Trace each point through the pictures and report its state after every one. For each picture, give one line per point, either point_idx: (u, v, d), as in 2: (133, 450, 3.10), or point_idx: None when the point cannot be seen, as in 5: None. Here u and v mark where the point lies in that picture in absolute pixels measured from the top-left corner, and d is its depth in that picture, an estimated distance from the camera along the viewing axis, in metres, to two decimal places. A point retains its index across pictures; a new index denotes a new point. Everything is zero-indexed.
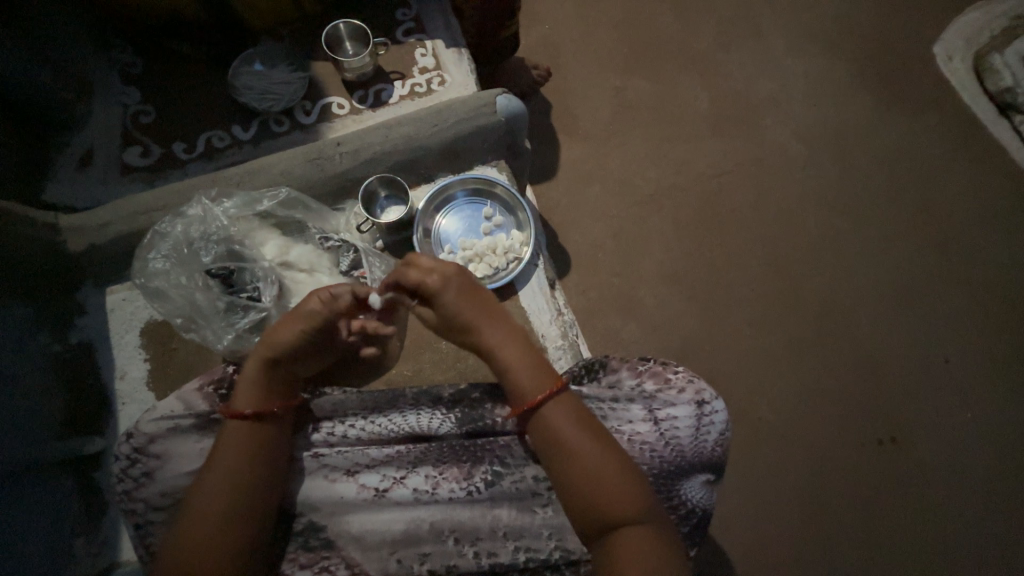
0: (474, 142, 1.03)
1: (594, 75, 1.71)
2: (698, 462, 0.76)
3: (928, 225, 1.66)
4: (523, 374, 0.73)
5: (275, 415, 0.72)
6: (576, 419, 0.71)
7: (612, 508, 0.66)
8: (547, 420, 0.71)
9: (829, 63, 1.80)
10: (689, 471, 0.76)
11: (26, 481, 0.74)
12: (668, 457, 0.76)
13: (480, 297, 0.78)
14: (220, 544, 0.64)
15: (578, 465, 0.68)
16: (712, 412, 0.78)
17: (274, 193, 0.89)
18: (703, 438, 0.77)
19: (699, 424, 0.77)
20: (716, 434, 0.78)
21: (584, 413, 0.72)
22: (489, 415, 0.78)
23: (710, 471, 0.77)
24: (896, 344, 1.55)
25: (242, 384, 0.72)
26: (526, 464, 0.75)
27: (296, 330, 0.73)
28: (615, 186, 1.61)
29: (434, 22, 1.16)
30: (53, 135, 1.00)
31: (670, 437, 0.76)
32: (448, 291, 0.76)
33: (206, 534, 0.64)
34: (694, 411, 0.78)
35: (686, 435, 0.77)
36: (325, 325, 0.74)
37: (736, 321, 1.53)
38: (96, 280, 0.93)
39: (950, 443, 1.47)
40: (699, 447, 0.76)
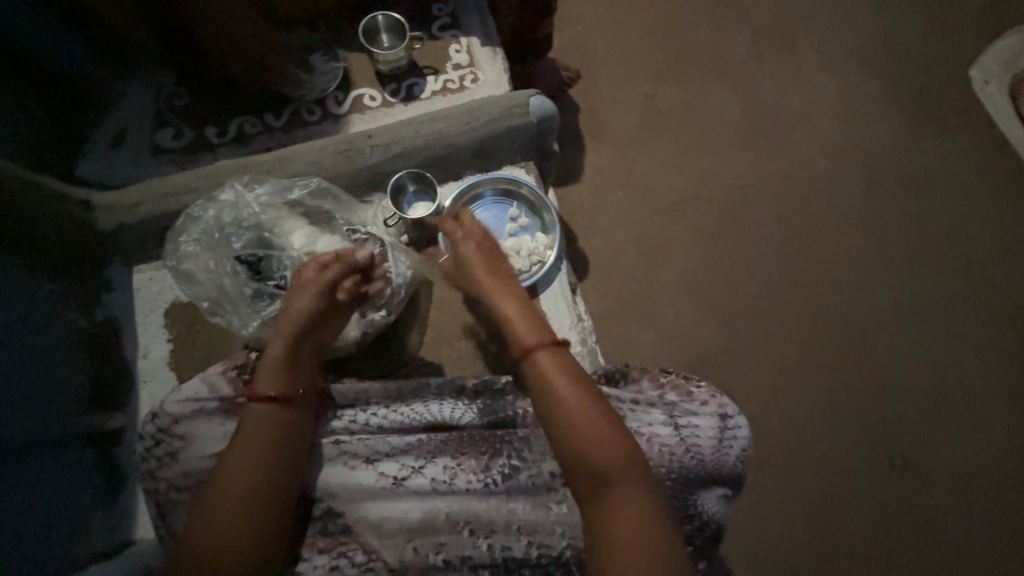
0: (504, 142, 1.02)
1: (623, 80, 1.70)
2: (717, 474, 0.73)
3: (954, 250, 1.63)
4: (521, 324, 0.78)
5: (300, 397, 0.73)
6: (565, 371, 0.72)
7: (595, 460, 0.65)
8: (538, 368, 0.73)
9: (862, 80, 1.78)
10: (708, 482, 0.73)
11: (49, 453, 0.76)
12: (686, 464, 0.72)
13: (501, 273, 0.85)
14: (239, 521, 0.64)
15: (582, 439, 0.66)
16: (735, 427, 0.76)
17: (304, 182, 0.88)
18: (724, 450, 0.74)
19: (721, 438, 0.75)
20: (738, 450, 0.75)
21: (575, 369, 0.73)
22: (510, 407, 0.80)
23: (728, 485, 0.74)
24: (915, 368, 1.53)
25: (262, 367, 0.73)
26: (544, 459, 0.75)
27: (306, 300, 0.75)
28: (638, 192, 1.60)
29: (470, 20, 1.16)
30: (90, 113, 1.02)
31: (690, 443, 0.73)
32: (474, 266, 0.85)
33: (229, 517, 0.64)
34: (716, 423, 0.75)
35: (707, 445, 0.74)
36: (329, 284, 0.77)
37: (752, 335, 1.51)
38: (124, 259, 0.94)
39: (964, 472, 1.45)
40: (720, 458, 0.73)
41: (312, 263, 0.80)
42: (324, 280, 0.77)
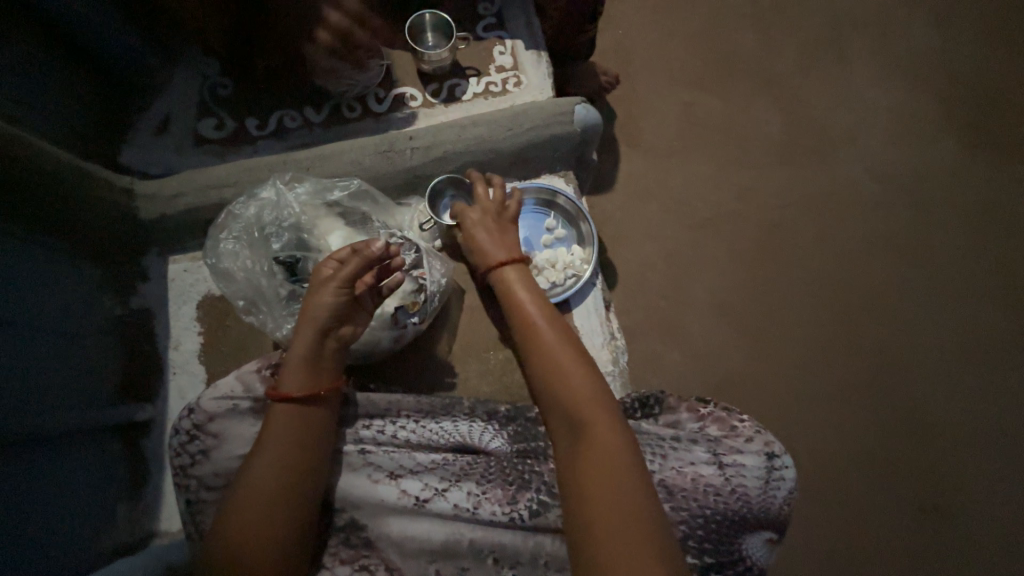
0: (546, 151, 0.99)
1: (664, 87, 1.65)
2: (763, 517, 0.70)
3: (1003, 284, 1.55)
4: (492, 248, 0.83)
5: (324, 396, 0.71)
6: (529, 290, 0.79)
7: (553, 369, 0.72)
8: (507, 287, 0.80)
9: (915, 99, 1.69)
10: (753, 525, 0.70)
11: (77, 442, 0.76)
12: (732, 506, 0.70)
13: (508, 239, 0.85)
14: (264, 533, 0.63)
15: (566, 395, 0.70)
16: (783, 468, 0.73)
17: (345, 183, 0.86)
18: (772, 493, 0.71)
19: (769, 479, 0.71)
20: (785, 492, 0.72)
21: (536, 288, 0.80)
22: (541, 437, 0.78)
23: (773, 529, 0.72)
24: (953, 406, 1.46)
25: (288, 365, 0.71)
26: None
27: (327, 299, 0.72)
28: (673, 205, 1.55)
29: (516, 20, 1.12)
30: (135, 100, 1.01)
31: (736, 484, 0.70)
32: (481, 233, 0.84)
33: (255, 525, 0.63)
34: (763, 463, 0.72)
35: (753, 487, 0.71)
36: (351, 279, 0.72)
37: (783, 360, 1.46)
38: (161, 249, 0.94)
39: (999, 519, 1.38)
40: (768, 501, 0.70)
41: (331, 259, 0.74)
42: (344, 276, 0.72)
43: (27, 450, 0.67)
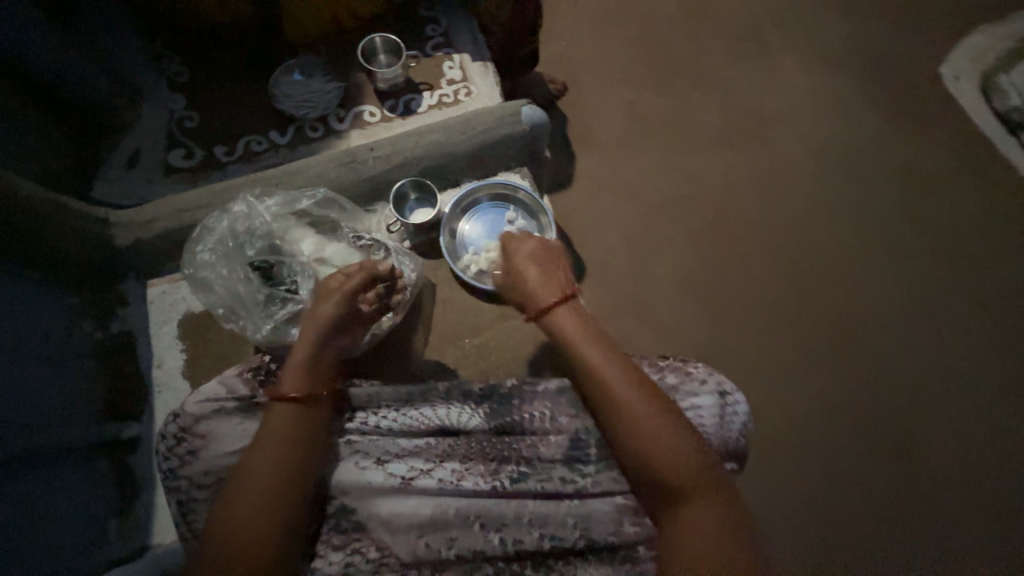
0: (499, 150, 1.07)
1: (608, 89, 1.77)
2: (723, 451, 0.76)
3: (938, 237, 1.68)
4: (541, 288, 0.79)
5: (321, 398, 0.75)
6: (587, 331, 0.76)
7: (629, 417, 0.69)
8: (563, 330, 0.77)
9: (836, 80, 1.86)
10: (715, 460, 0.76)
11: (66, 461, 0.78)
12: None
13: (556, 276, 0.81)
14: (262, 522, 0.66)
15: (647, 451, 0.67)
16: (736, 403, 0.78)
17: (312, 193, 0.92)
18: (727, 427, 0.76)
19: (723, 414, 0.77)
20: (740, 424, 0.77)
21: (593, 329, 0.76)
22: (517, 412, 0.80)
23: (735, 459, 0.77)
24: (911, 353, 1.54)
25: (287, 369, 0.75)
26: (553, 466, 0.77)
27: (329, 305, 0.77)
28: (629, 195, 1.66)
29: (462, 38, 1.23)
30: (103, 138, 1.05)
31: (694, 426, 0.76)
32: (531, 270, 0.81)
33: (249, 514, 0.66)
34: (716, 401, 0.77)
35: (710, 424, 0.76)
36: (351, 289, 0.80)
37: (747, 329, 1.55)
38: (139, 273, 0.98)
39: (970, 455, 1.44)
40: (725, 436, 0.75)
41: (337, 273, 0.82)
42: (346, 287, 0.79)
43: (18, 468, 0.69)
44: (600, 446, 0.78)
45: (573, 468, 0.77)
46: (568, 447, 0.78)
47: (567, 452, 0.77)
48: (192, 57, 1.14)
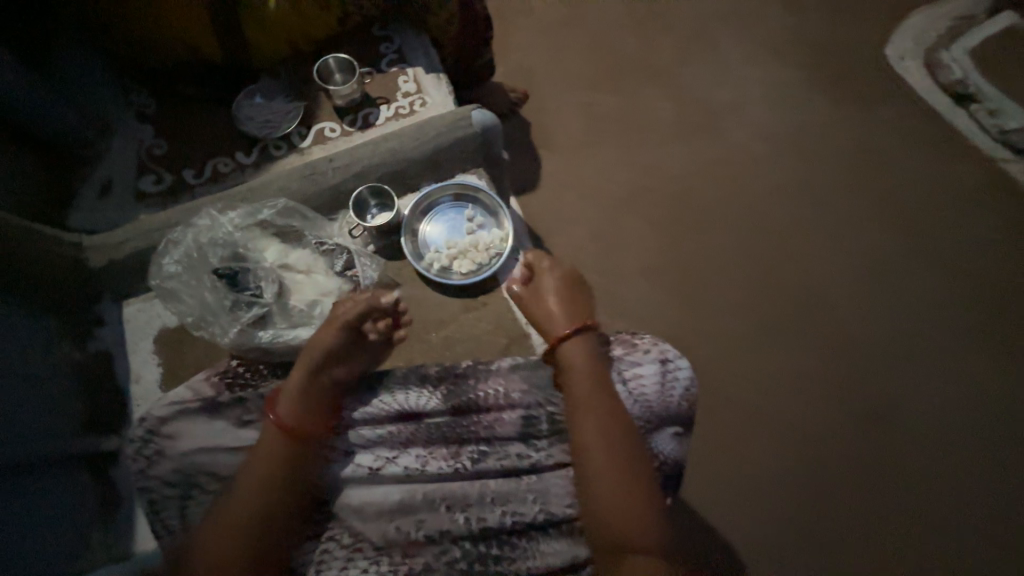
0: (453, 153, 1.13)
1: (567, 94, 1.85)
2: (666, 415, 0.80)
3: (896, 209, 1.73)
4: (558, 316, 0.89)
5: (315, 420, 0.80)
6: (586, 358, 0.82)
7: (589, 436, 0.76)
8: (565, 353, 0.83)
9: (784, 69, 1.94)
10: (660, 424, 0.81)
11: (45, 472, 0.81)
12: (638, 413, 0.81)
13: (574, 310, 0.89)
14: (246, 530, 0.70)
15: (595, 471, 0.74)
16: (676, 368, 0.84)
17: (272, 204, 0.97)
18: (669, 391, 0.82)
19: (665, 379, 0.83)
20: (681, 388, 0.83)
21: (592, 358, 0.82)
22: (473, 390, 0.83)
23: (678, 422, 0.82)
24: (879, 323, 1.58)
25: (284, 390, 0.81)
26: (510, 443, 0.80)
27: (329, 334, 0.85)
28: (592, 192, 1.72)
29: (414, 52, 1.28)
30: (76, 170, 1.11)
31: (636, 391, 0.81)
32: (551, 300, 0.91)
33: (235, 527, 0.70)
34: (658, 367, 0.83)
35: (651, 389, 0.81)
36: (348, 321, 0.88)
37: (717, 311, 1.59)
38: (114, 293, 1.01)
39: (943, 418, 1.47)
40: (667, 400, 0.80)
41: (345, 300, 0.91)
42: (345, 317, 0.88)
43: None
44: (553, 420, 0.81)
45: (528, 443, 0.80)
46: (522, 424, 0.80)
47: (522, 429, 0.80)
48: (159, 89, 1.21)
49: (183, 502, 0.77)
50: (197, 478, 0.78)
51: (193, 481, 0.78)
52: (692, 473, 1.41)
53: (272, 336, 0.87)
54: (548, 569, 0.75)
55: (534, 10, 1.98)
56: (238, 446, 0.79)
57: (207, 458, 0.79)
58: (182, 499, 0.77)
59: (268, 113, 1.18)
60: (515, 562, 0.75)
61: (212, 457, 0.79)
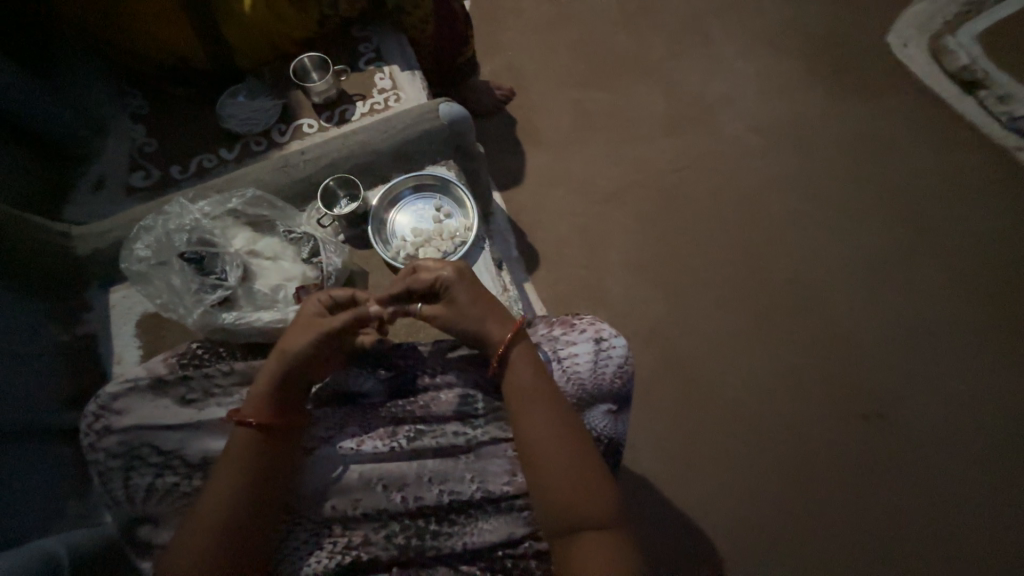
0: (422, 145, 1.15)
1: (554, 91, 1.87)
2: (598, 393, 0.83)
3: (897, 201, 1.66)
4: (489, 323, 0.81)
5: (275, 427, 0.75)
6: (531, 363, 0.80)
7: (544, 448, 0.74)
8: (511, 359, 0.80)
9: (780, 59, 1.89)
10: (592, 401, 0.83)
11: (33, 442, 0.89)
12: (570, 392, 0.83)
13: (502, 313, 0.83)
14: (207, 541, 0.69)
15: (551, 480, 0.73)
16: (611, 347, 0.84)
17: (241, 193, 1.03)
18: (602, 369, 0.83)
19: (598, 358, 0.83)
20: (615, 366, 0.83)
21: (538, 361, 0.81)
22: (411, 372, 0.84)
23: (612, 401, 0.84)
24: (875, 318, 1.52)
25: (252, 394, 0.76)
26: (446, 422, 0.81)
27: (302, 342, 0.77)
28: (578, 187, 1.72)
29: (391, 50, 1.33)
30: (75, 167, 1.19)
31: (570, 370, 0.83)
32: (472, 310, 0.81)
33: (200, 542, 0.69)
34: (592, 347, 0.84)
35: (585, 368, 0.83)
36: (327, 331, 0.78)
37: (704, 305, 1.55)
38: (102, 282, 1.08)
39: (943, 418, 1.40)
40: (599, 378, 0.82)
41: (326, 305, 0.82)
42: (323, 326, 0.78)
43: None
44: (488, 400, 0.83)
45: (464, 422, 0.82)
46: (458, 404, 0.82)
47: (457, 409, 0.82)
48: (152, 92, 1.29)
49: (129, 476, 0.77)
50: (144, 452, 0.78)
51: (139, 455, 0.78)
52: (675, 467, 1.38)
53: (235, 318, 0.92)
54: (485, 546, 0.77)
55: (524, 10, 2.01)
56: (186, 423, 0.80)
57: (155, 434, 0.79)
58: (128, 472, 0.77)
59: (250, 110, 1.24)
60: (452, 538, 0.77)
61: (160, 433, 0.79)
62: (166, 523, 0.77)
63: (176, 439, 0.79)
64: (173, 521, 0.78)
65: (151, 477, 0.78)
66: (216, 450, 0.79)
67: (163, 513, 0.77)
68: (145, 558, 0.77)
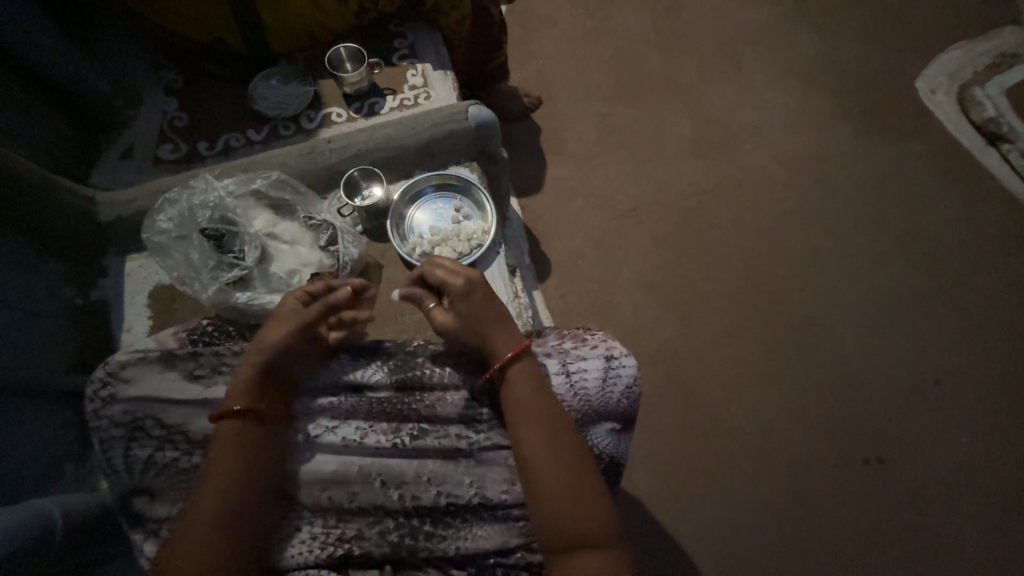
0: (448, 145, 1.15)
1: (582, 104, 1.87)
2: (604, 411, 0.82)
3: (914, 245, 1.65)
4: (496, 331, 0.81)
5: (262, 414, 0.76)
6: (532, 376, 0.79)
7: (543, 464, 0.74)
8: (513, 371, 0.80)
9: (809, 94, 1.89)
10: (597, 419, 0.83)
11: (39, 405, 0.91)
12: (575, 406, 0.82)
13: (509, 327, 0.83)
14: (212, 529, 0.68)
15: (550, 496, 0.73)
16: (621, 366, 0.84)
17: (266, 175, 1.04)
18: (610, 388, 0.83)
19: (607, 376, 0.83)
20: (623, 386, 0.83)
21: (538, 375, 0.80)
22: (419, 367, 0.84)
23: (617, 420, 0.83)
24: (882, 360, 1.50)
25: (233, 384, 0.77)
26: (450, 424, 0.81)
27: (276, 330, 0.79)
28: (597, 201, 1.72)
29: (425, 49, 1.33)
30: (107, 134, 1.22)
31: (578, 385, 0.82)
32: (484, 320, 0.82)
33: (208, 532, 0.68)
34: (602, 364, 0.84)
35: (593, 384, 0.83)
36: (304, 320, 0.81)
37: (712, 331, 1.55)
38: (118, 249, 1.08)
39: (943, 468, 1.38)
40: (606, 396, 0.82)
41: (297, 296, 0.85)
42: (300, 315, 0.82)
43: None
44: (493, 407, 0.82)
45: (467, 426, 0.82)
46: (463, 407, 0.82)
47: (461, 412, 0.82)
48: (188, 68, 1.31)
49: (129, 445, 0.78)
50: (148, 424, 0.79)
51: (142, 427, 0.78)
52: (672, 492, 1.37)
53: (249, 298, 0.93)
54: (477, 552, 0.77)
55: (559, 20, 2.02)
56: (192, 399, 0.80)
57: (160, 408, 0.79)
58: (129, 443, 0.78)
59: (279, 95, 1.25)
60: (446, 541, 0.77)
61: (165, 406, 0.79)
62: (163, 496, 0.78)
63: (180, 415, 0.79)
64: (172, 496, 0.78)
65: (152, 450, 0.78)
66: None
67: (160, 486, 0.77)
68: (138, 530, 0.77)
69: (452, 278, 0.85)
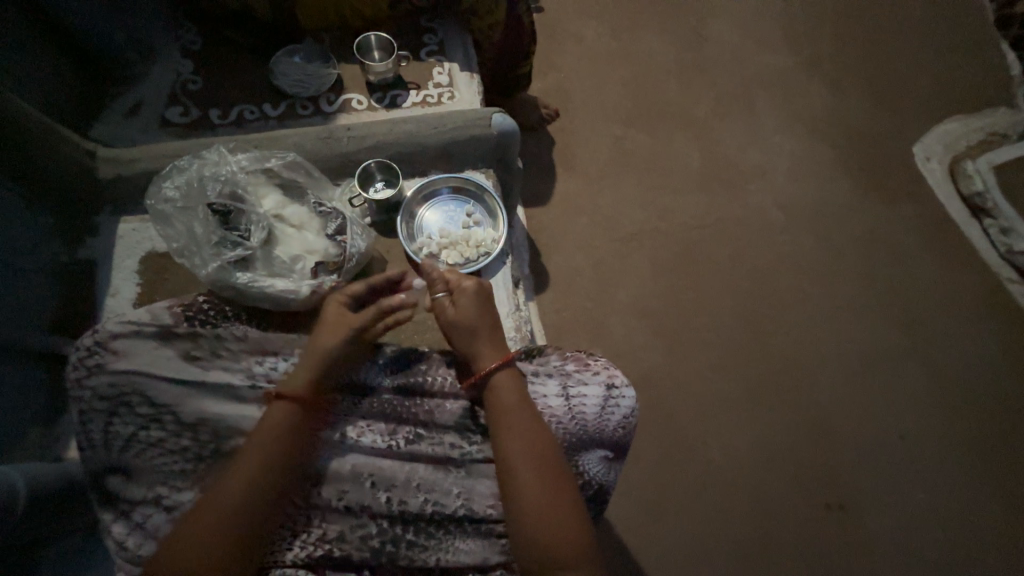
0: (467, 148, 1.14)
1: (597, 123, 1.89)
2: (598, 438, 0.83)
3: (895, 303, 1.72)
4: (484, 342, 0.82)
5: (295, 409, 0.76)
6: (519, 391, 0.80)
7: (529, 481, 0.73)
8: (503, 383, 0.80)
9: (814, 144, 1.95)
10: (591, 445, 0.83)
11: (8, 363, 0.86)
12: (571, 430, 0.83)
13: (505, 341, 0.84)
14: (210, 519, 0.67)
15: (533, 514, 0.72)
16: (620, 396, 0.85)
17: (282, 155, 1.01)
18: (607, 416, 0.84)
19: (606, 404, 0.84)
20: (620, 416, 0.84)
21: (524, 391, 0.81)
22: (421, 373, 0.84)
23: (610, 448, 0.84)
24: (853, 410, 1.56)
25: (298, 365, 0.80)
26: (446, 432, 0.81)
27: (331, 340, 0.80)
28: (601, 221, 1.74)
29: (454, 48, 1.33)
30: (115, 87, 1.18)
31: (577, 409, 0.83)
32: (484, 332, 0.83)
33: (209, 521, 0.67)
34: (602, 391, 0.85)
35: (591, 411, 0.84)
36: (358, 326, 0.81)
37: (697, 362, 1.58)
38: (114, 209, 1.02)
39: (897, 520, 1.44)
40: (602, 424, 0.83)
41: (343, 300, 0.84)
42: (352, 321, 0.81)
43: None
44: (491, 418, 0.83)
45: (462, 436, 0.82)
46: (461, 416, 0.82)
47: (459, 420, 0.82)
48: (208, 30, 1.26)
49: (111, 421, 0.76)
50: (134, 400, 0.77)
51: (127, 402, 0.77)
52: (642, 517, 1.39)
53: (248, 280, 0.90)
54: (456, 566, 0.76)
55: (585, 37, 2.04)
56: (183, 380, 0.78)
57: (148, 385, 0.77)
58: (111, 417, 0.76)
59: (301, 74, 1.22)
60: (427, 551, 0.76)
61: (153, 383, 0.78)
62: (139, 476, 0.75)
63: (170, 394, 0.78)
64: (146, 478, 0.75)
65: (134, 428, 0.76)
66: (211, 413, 0.78)
67: (139, 467, 0.75)
68: (107, 509, 0.74)
69: (461, 279, 0.86)
